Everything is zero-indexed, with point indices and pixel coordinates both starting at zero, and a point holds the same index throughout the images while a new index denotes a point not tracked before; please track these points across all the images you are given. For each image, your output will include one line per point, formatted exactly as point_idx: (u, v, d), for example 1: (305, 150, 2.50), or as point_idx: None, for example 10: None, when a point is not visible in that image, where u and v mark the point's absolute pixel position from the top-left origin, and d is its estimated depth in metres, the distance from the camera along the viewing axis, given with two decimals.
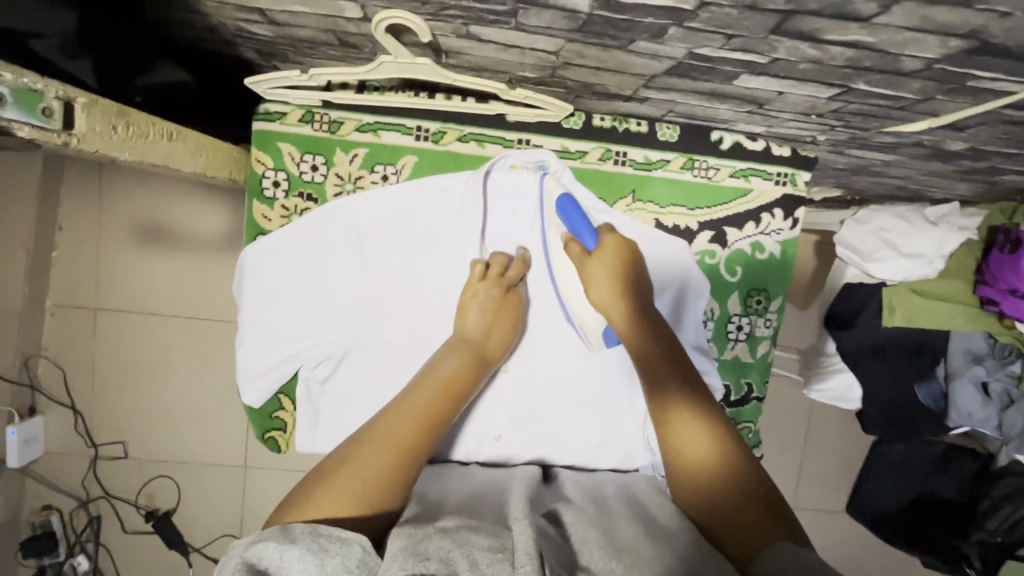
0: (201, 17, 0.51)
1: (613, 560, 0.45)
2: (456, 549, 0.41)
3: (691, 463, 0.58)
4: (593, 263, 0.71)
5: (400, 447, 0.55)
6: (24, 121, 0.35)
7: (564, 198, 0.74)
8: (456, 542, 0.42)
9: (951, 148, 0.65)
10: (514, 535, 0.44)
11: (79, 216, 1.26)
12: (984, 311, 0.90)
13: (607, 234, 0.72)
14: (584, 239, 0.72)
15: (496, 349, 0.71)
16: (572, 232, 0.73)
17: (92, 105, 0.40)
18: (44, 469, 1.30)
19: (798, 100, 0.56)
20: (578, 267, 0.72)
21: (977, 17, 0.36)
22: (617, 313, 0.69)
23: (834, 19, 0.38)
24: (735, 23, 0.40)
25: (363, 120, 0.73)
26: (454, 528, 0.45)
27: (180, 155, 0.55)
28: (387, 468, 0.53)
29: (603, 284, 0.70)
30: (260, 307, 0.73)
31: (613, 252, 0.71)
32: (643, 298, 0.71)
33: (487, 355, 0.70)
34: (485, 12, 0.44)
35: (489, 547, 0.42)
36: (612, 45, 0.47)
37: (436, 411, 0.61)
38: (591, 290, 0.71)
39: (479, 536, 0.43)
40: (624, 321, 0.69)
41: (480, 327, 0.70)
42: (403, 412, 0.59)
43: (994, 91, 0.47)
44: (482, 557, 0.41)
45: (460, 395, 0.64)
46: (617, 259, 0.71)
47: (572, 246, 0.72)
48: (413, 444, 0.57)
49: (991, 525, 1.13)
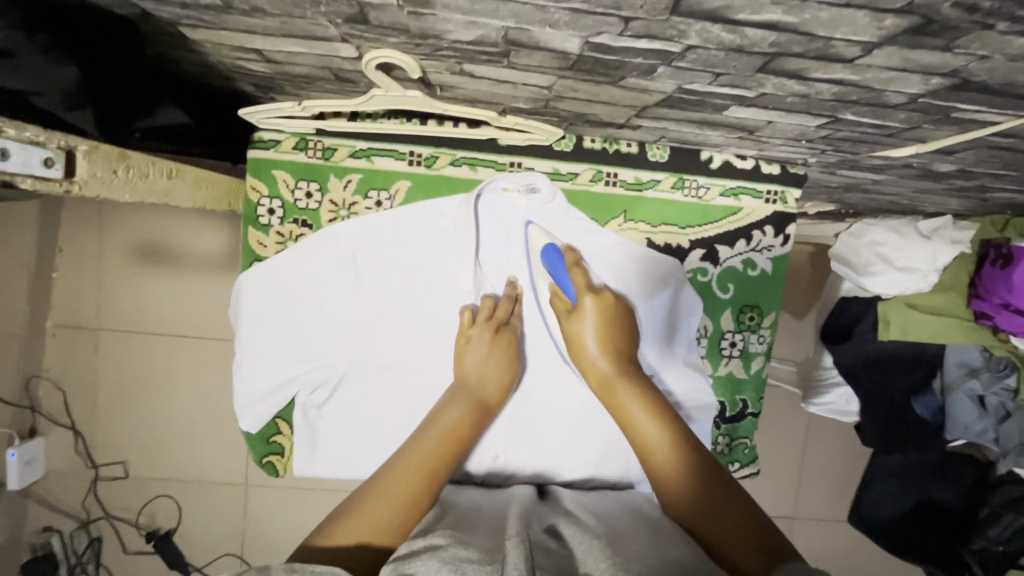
0: (199, 56, 0.52)
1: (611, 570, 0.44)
2: (444, 567, 0.42)
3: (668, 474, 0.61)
4: (576, 326, 0.71)
5: (410, 497, 0.57)
6: (27, 173, 0.37)
7: (548, 248, 0.74)
8: (444, 561, 0.43)
9: (940, 169, 0.66)
10: (505, 551, 0.45)
11: (79, 240, 1.27)
12: (978, 326, 0.90)
13: (588, 295, 0.72)
14: (567, 292, 0.73)
15: (495, 394, 0.72)
16: (557, 283, 0.73)
17: (95, 151, 0.41)
18: (44, 490, 1.30)
19: (787, 128, 0.56)
20: (563, 327, 0.72)
21: (956, 59, 0.36)
22: (598, 369, 0.69)
23: (817, 60, 0.39)
24: (723, 63, 0.41)
25: (356, 146, 0.74)
26: (444, 544, 0.46)
27: (179, 192, 0.56)
28: (396, 516, 0.55)
29: (594, 344, 0.70)
30: (258, 332, 0.74)
31: (595, 313, 0.71)
32: (628, 347, 0.71)
33: (487, 401, 0.71)
34: (479, 53, 0.45)
35: (479, 561, 0.43)
36: (604, 80, 0.48)
37: (442, 459, 0.62)
38: (578, 351, 0.71)
39: (466, 550, 0.45)
40: (602, 376, 0.69)
41: (478, 369, 0.72)
42: (406, 461, 0.60)
43: (978, 121, 0.48)
44: (470, 567, 0.42)
45: (465, 442, 0.66)
46: (599, 320, 0.71)
47: (557, 302, 0.73)
48: (419, 492, 0.58)
49: (992, 534, 1.12)
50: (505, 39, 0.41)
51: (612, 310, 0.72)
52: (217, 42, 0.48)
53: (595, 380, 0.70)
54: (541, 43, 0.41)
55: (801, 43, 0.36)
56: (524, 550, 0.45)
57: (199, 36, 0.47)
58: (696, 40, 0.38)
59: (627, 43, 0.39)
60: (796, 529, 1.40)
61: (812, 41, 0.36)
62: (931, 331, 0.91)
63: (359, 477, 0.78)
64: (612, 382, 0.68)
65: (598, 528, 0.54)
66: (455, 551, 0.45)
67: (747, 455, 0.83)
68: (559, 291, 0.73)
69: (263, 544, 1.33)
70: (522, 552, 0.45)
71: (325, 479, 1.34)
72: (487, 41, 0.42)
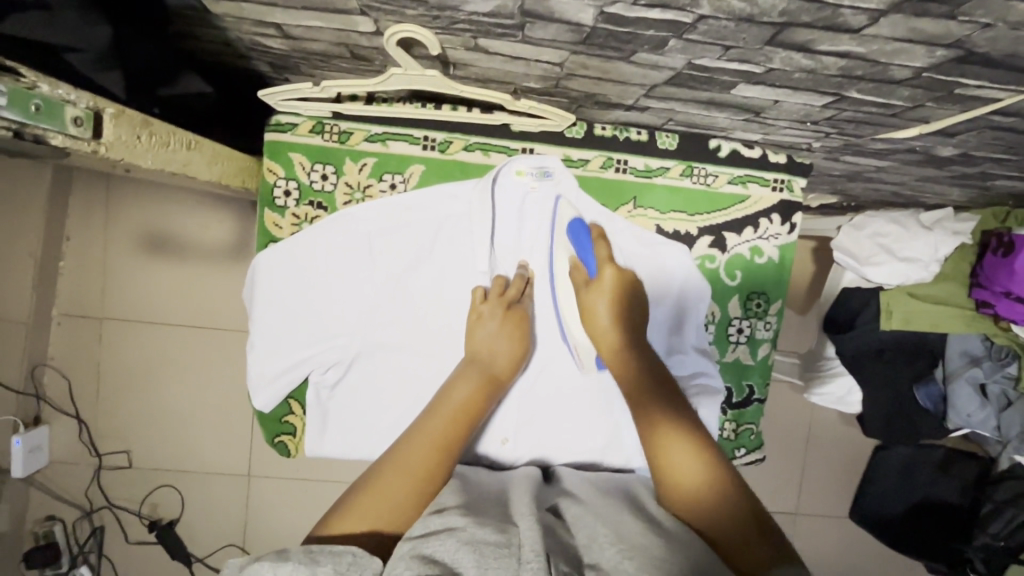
0: (220, 32, 0.54)
1: (621, 556, 0.43)
2: (465, 549, 0.42)
3: (677, 479, 0.57)
4: (593, 295, 0.74)
5: (423, 475, 0.58)
6: (58, 131, 0.38)
7: (576, 222, 0.77)
8: (463, 542, 0.43)
9: (942, 154, 0.68)
10: (522, 534, 0.44)
11: (87, 229, 1.28)
12: (980, 314, 0.91)
13: (608, 267, 0.75)
14: (588, 265, 0.76)
15: (507, 368, 0.72)
16: (578, 255, 0.76)
17: (121, 115, 0.43)
18: (46, 478, 1.30)
19: (793, 108, 0.58)
20: (580, 297, 0.75)
21: (960, 28, 0.37)
22: (607, 338, 0.73)
23: (825, 30, 0.40)
24: (733, 35, 0.42)
25: (371, 130, 0.75)
26: (461, 525, 0.46)
27: (197, 163, 0.57)
28: (409, 495, 0.56)
29: (605, 315, 0.73)
30: (272, 313, 0.75)
31: (613, 286, 0.74)
32: (637, 326, 0.74)
33: (498, 375, 0.71)
34: (494, 26, 0.46)
35: (496, 543, 0.43)
36: (614, 56, 0.49)
37: (456, 434, 0.63)
38: (590, 321, 0.74)
39: (484, 531, 0.44)
40: (611, 346, 0.73)
41: (489, 343, 0.72)
42: (418, 438, 0.61)
43: (980, 98, 0.49)
44: (489, 551, 0.42)
45: (476, 416, 0.67)
46: (616, 292, 0.74)
47: (577, 273, 0.76)
48: (433, 470, 0.59)
49: (993, 529, 1.12)
50: (521, 11, 0.43)
51: (628, 287, 0.75)
52: (239, 16, 0.49)
53: (603, 349, 0.73)
54: (556, 14, 0.42)
55: (809, 11, 0.38)
56: (539, 534, 0.44)
57: (220, 10, 0.49)
58: (708, 9, 0.39)
59: (639, 14, 0.41)
60: (796, 525, 1.40)
61: (820, 9, 0.37)
62: (932, 320, 0.93)
63: (369, 456, 0.79)
64: (620, 352, 0.72)
65: (592, 508, 0.52)
66: (475, 531, 0.44)
67: (752, 440, 0.84)
68: (579, 264, 0.76)
69: (263, 536, 1.33)
70: (537, 536, 0.44)
71: (329, 469, 1.34)
72: (504, 13, 0.43)
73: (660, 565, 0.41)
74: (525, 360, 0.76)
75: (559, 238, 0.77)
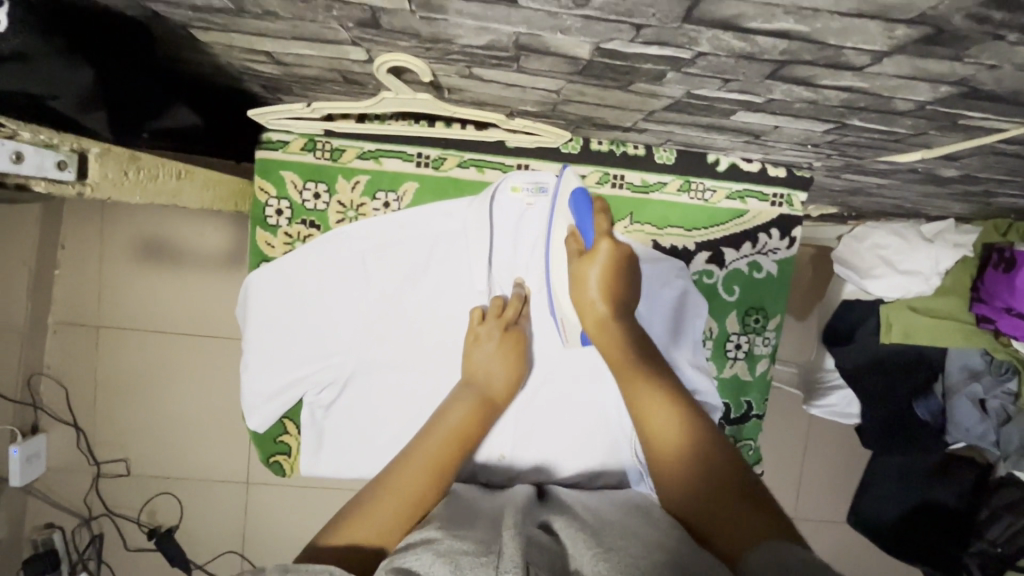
0: (209, 57, 0.52)
1: (597, 557, 0.42)
2: (439, 559, 0.42)
3: (668, 461, 0.55)
4: (584, 266, 0.66)
5: (416, 498, 0.57)
6: (40, 176, 0.41)
7: (579, 192, 0.69)
8: (438, 553, 0.43)
9: (945, 174, 0.67)
10: (503, 541, 0.44)
11: (83, 239, 1.27)
12: (980, 329, 0.91)
13: (604, 240, 0.66)
14: (584, 234, 0.68)
15: (503, 390, 0.71)
16: (577, 225, 0.69)
17: (106, 154, 0.46)
18: (45, 486, 1.30)
19: (793, 133, 0.57)
20: (572, 267, 0.67)
21: (965, 68, 0.37)
22: (595, 314, 0.65)
23: (827, 68, 0.39)
24: (733, 69, 0.41)
25: (364, 147, 0.74)
26: (439, 537, 0.45)
27: (188, 191, 0.60)
28: (400, 516, 0.55)
29: (595, 287, 0.65)
30: (265, 334, 0.74)
31: (608, 258, 0.65)
32: (630, 297, 0.67)
33: (494, 397, 0.70)
34: (489, 57, 0.45)
35: (474, 552, 0.42)
36: (611, 84, 0.48)
37: (451, 455, 0.62)
38: (579, 291, 0.66)
39: (460, 541, 0.44)
40: (598, 319, 0.65)
41: (485, 365, 0.71)
42: (411, 457, 0.60)
43: (985, 128, 0.48)
44: (467, 562, 0.41)
45: (472, 439, 0.66)
46: (610, 263, 0.66)
47: (571, 242, 0.68)
48: (425, 492, 0.58)
49: (991, 535, 1.11)
50: (516, 45, 0.42)
51: (624, 257, 0.67)
52: (228, 44, 0.48)
53: (589, 322, 0.66)
54: (552, 48, 0.41)
55: (811, 51, 0.37)
56: (523, 542, 0.44)
57: (208, 38, 0.48)
58: (707, 46, 0.38)
59: (636, 49, 0.40)
60: None
61: (821, 49, 0.36)
62: (932, 335, 0.92)
63: (365, 476, 0.78)
64: (609, 326, 0.65)
65: None
66: (451, 542, 0.44)
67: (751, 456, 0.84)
68: (577, 232, 0.69)
69: (262, 542, 1.34)
70: (521, 546, 0.43)
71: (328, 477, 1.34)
72: (498, 46, 0.42)
73: (636, 564, 0.41)
74: (522, 380, 0.75)
75: (561, 209, 0.71)
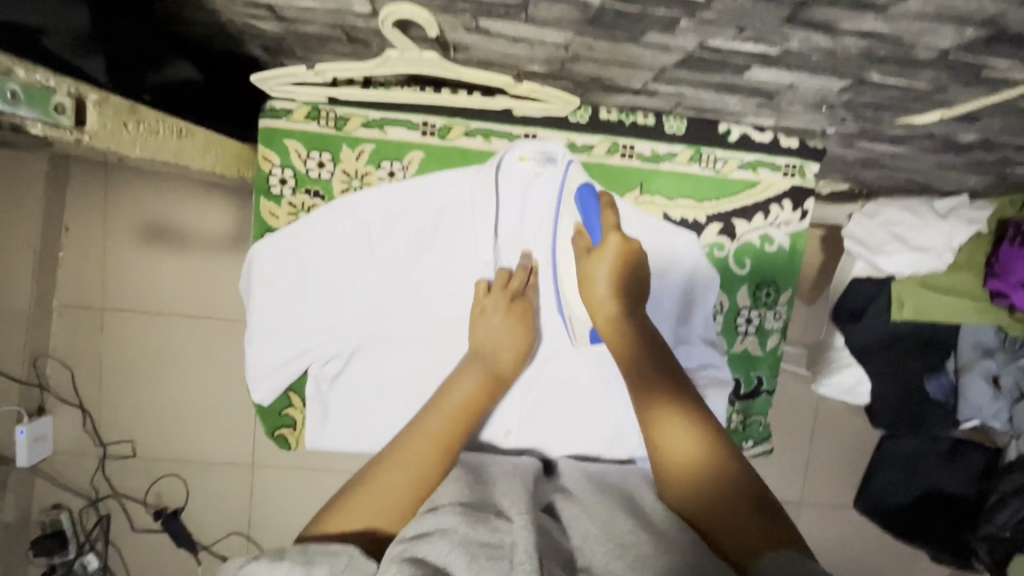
0: (211, 13, 0.51)
1: (609, 556, 0.43)
2: (455, 549, 0.42)
3: (669, 455, 0.57)
4: (593, 262, 0.70)
5: (421, 477, 0.57)
6: (37, 118, 0.38)
7: (584, 187, 0.73)
8: (455, 542, 0.42)
9: (962, 139, 0.65)
10: (515, 532, 0.43)
11: (85, 220, 1.26)
12: (994, 305, 0.89)
13: (613, 235, 0.71)
14: (591, 232, 0.72)
15: (510, 362, 0.71)
16: (583, 222, 0.73)
17: (103, 102, 0.43)
18: (52, 467, 1.30)
19: (808, 93, 0.55)
20: (580, 263, 0.71)
21: (993, 4, 0.35)
22: (604, 308, 0.69)
23: (847, 8, 0.38)
24: (749, 12, 0.40)
25: (369, 115, 0.73)
26: (451, 516, 0.45)
27: (189, 152, 0.58)
28: (405, 494, 0.55)
29: (604, 285, 0.69)
30: (270, 305, 0.74)
31: (616, 254, 0.70)
32: (636, 295, 0.71)
33: (501, 371, 0.71)
34: (496, 5, 0.44)
35: (489, 543, 0.42)
36: (622, 36, 0.47)
37: (456, 432, 0.63)
38: (589, 287, 0.70)
39: (475, 528, 0.44)
40: (607, 315, 0.69)
41: (491, 336, 0.71)
42: (416, 436, 0.60)
43: (1008, 80, 0.47)
44: (481, 552, 0.41)
45: (477, 415, 0.66)
46: (618, 260, 0.70)
47: (580, 239, 0.72)
48: (431, 471, 0.58)
49: (1000, 520, 1.07)
50: None
51: (631, 256, 0.71)
52: None
53: (599, 319, 0.69)
54: None
55: None
56: (533, 533, 0.43)
57: None
58: None
59: None
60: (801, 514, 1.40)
61: None
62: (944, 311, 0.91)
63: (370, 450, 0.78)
64: (618, 321, 0.68)
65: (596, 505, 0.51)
66: (466, 529, 0.43)
67: (761, 432, 0.83)
68: (584, 230, 0.73)
69: (268, 523, 1.34)
70: (533, 536, 0.43)
71: (333, 458, 1.34)
72: None
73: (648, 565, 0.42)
74: (529, 354, 0.74)
75: (564, 208, 0.73)
